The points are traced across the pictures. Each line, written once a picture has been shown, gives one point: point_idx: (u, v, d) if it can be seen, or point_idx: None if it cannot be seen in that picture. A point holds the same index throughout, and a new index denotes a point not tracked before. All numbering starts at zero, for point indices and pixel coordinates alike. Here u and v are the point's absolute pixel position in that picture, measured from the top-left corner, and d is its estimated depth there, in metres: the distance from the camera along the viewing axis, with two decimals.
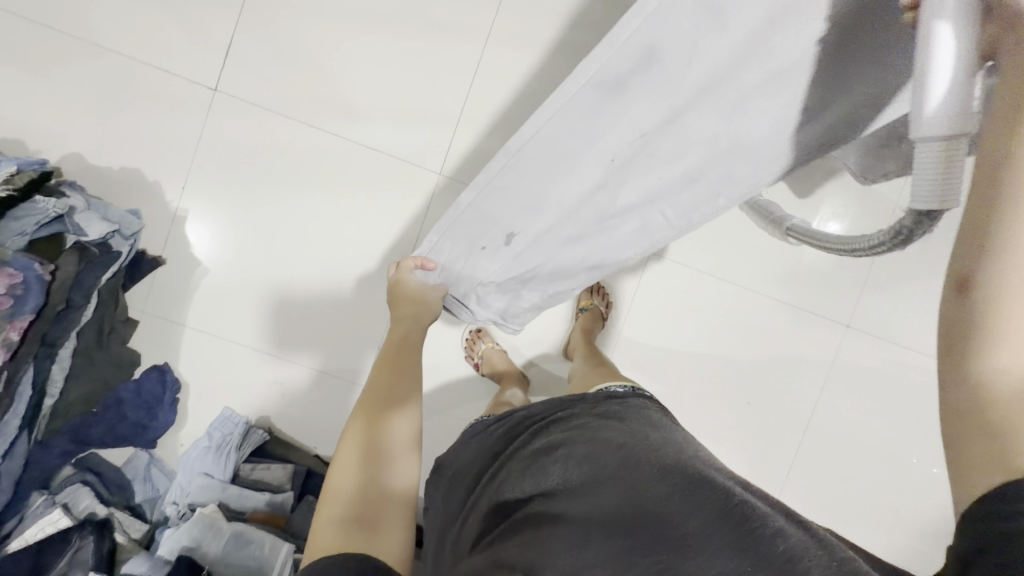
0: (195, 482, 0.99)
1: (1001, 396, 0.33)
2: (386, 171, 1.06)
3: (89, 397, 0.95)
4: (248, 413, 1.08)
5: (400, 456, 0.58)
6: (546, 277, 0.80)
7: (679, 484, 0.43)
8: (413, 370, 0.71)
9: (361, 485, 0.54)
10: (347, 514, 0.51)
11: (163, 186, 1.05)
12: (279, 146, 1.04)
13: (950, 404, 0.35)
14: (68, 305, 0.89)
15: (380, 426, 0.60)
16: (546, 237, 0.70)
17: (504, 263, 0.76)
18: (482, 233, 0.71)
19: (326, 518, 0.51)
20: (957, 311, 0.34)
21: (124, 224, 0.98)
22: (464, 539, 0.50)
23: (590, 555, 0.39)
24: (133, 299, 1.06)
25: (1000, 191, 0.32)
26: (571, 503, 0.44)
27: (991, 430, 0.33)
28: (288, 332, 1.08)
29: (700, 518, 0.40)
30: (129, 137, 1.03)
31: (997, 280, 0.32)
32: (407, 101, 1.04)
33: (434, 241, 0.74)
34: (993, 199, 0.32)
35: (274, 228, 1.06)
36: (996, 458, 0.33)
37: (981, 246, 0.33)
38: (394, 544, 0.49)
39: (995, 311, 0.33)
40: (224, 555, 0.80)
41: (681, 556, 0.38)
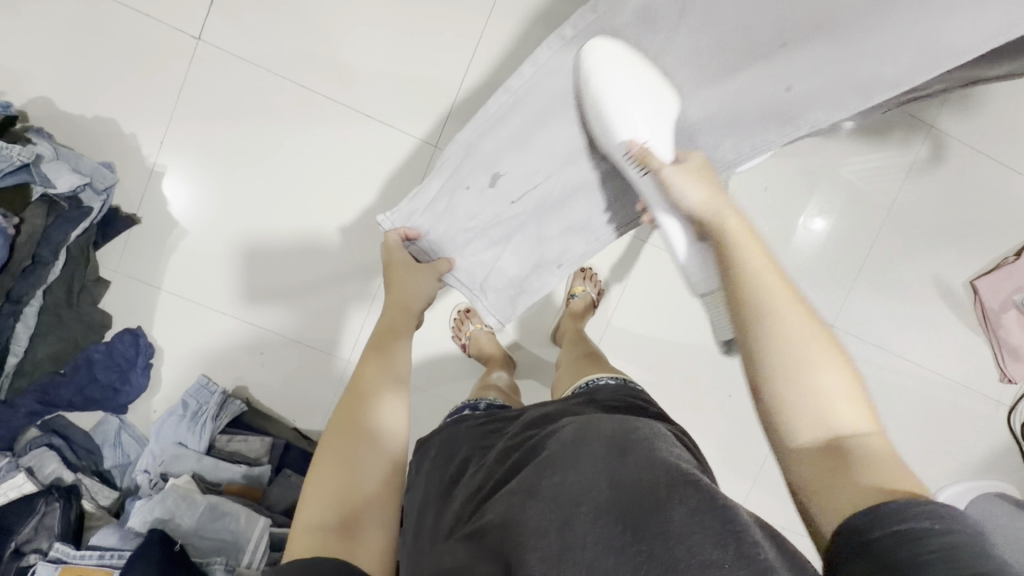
0: (168, 451, 0.96)
1: (812, 458, 0.39)
2: (379, 139, 1.01)
3: (56, 357, 0.90)
4: (225, 381, 1.05)
5: (386, 452, 0.53)
6: (524, 241, 0.83)
7: (667, 478, 0.41)
8: (404, 347, 0.65)
9: (345, 480, 0.50)
10: (324, 520, 0.47)
11: (140, 139, 0.98)
12: (267, 105, 0.99)
13: (800, 476, 0.40)
14: (34, 261, 0.85)
15: (361, 417, 0.55)
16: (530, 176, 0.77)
17: (486, 209, 0.79)
18: (469, 169, 0.76)
19: (302, 524, 0.47)
20: (762, 414, 0.42)
21: (97, 177, 0.92)
22: (445, 521, 0.50)
23: (576, 547, 0.39)
24: (105, 257, 1.01)
25: (754, 343, 0.42)
26: (553, 491, 0.44)
27: (843, 467, 0.38)
28: (267, 299, 1.04)
29: (686, 511, 0.39)
30: (104, 84, 0.96)
31: (775, 394, 0.41)
32: (406, 67, 0.99)
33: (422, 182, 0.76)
34: (747, 323, 0.43)
35: (257, 191, 1.01)
36: (850, 491, 0.37)
37: (755, 372, 0.42)
38: (375, 554, 0.46)
39: (782, 406, 0.41)
40: (197, 527, 0.79)
41: (664, 551, 0.37)
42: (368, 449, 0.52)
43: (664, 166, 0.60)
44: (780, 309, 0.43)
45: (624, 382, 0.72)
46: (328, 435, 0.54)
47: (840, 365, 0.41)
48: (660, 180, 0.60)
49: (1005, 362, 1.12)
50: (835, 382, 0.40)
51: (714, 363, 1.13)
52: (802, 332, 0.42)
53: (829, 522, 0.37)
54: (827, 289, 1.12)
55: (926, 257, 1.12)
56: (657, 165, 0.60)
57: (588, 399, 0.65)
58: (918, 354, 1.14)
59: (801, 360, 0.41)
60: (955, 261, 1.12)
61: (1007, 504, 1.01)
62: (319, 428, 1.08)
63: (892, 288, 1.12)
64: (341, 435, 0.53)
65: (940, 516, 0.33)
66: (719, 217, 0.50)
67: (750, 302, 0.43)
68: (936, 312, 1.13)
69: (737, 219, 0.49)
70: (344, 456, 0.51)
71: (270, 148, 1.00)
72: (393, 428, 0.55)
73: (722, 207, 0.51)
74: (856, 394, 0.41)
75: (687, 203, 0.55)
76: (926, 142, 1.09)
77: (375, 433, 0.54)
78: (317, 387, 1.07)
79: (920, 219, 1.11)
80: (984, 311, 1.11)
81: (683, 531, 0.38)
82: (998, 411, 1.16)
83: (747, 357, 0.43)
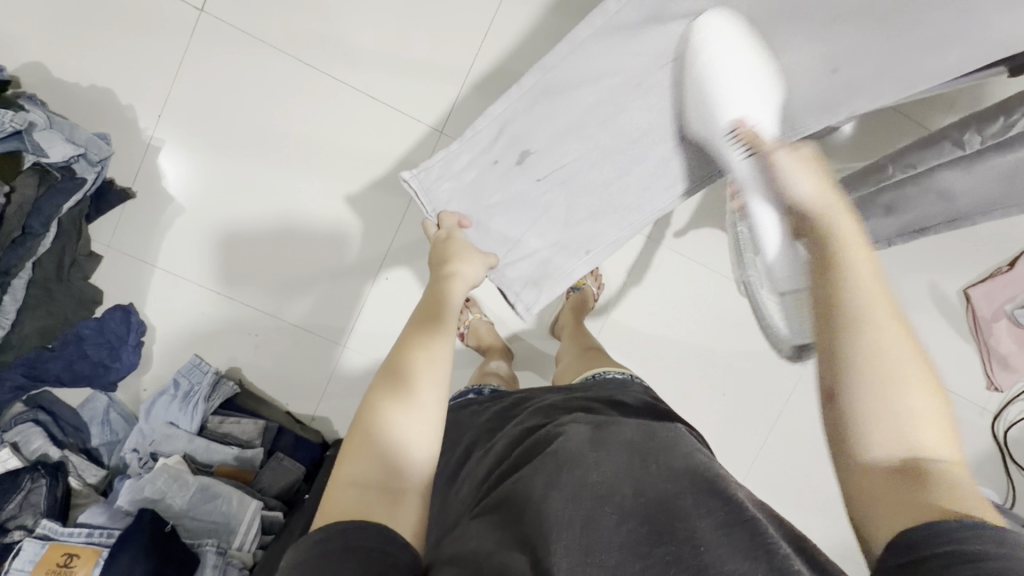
0: (159, 431, 0.95)
1: (882, 470, 0.37)
2: (383, 123, 0.99)
3: (44, 332, 0.87)
4: (219, 362, 1.04)
5: (429, 417, 0.49)
6: (551, 224, 0.79)
7: (690, 485, 0.44)
8: (445, 314, 0.61)
9: (390, 437, 0.47)
10: (365, 478, 0.45)
11: (136, 111, 0.96)
12: (269, 82, 0.96)
13: (853, 482, 0.38)
14: (25, 233, 0.82)
15: (405, 378, 0.51)
16: (559, 156, 0.72)
17: (515, 185, 0.75)
18: (496, 144, 0.71)
19: (342, 479, 0.45)
20: (828, 415, 0.40)
21: (91, 148, 0.89)
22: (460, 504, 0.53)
23: (600, 538, 0.40)
24: (98, 231, 0.99)
25: (836, 337, 0.41)
26: (574, 480, 0.45)
27: (918, 484, 0.36)
28: (261, 279, 1.02)
29: (712, 518, 0.41)
30: (101, 52, 0.93)
31: (856, 398, 0.39)
32: (413, 49, 0.97)
33: (450, 151, 0.72)
34: (838, 311, 0.41)
35: (257, 168, 0.99)
36: (927, 506, 0.35)
37: (831, 356, 0.40)
38: (414, 519, 0.44)
39: (855, 415, 0.38)
40: (188, 508, 0.78)
41: (691, 550, 0.39)
42: (411, 410, 0.49)
43: (776, 149, 0.58)
44: (879, 323, 0.40)
45: (629, 376, 0.73)
46: (371, 392, 0.50)
47: (926, 385, 0.39)
48: (766, 161, 0.58)
49: (994, 371, 1.14)
50: (922, 405, 0.38)
51: (710, 362, 1.13)
52: (901, 356, 0.39)
53: (881, 530, 0.36)
54: None
55: (922, 264, 1.13)
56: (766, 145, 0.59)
57: (596, 388, 0.68)
58: None
59: (902, 372, 0.38)
60: (950, 269, 1.13)
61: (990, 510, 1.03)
62: (312, 413, 1.07)
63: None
64: (386, 388, 0.50)
65: (1005, 542, 0.31)
66: (811, 206, 0.49)
67: (844, 304, 0.41)
68: (929, 319, 1.15)
69: (843, 220, 0.47)
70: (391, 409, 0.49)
71: (271, 127, 0.98)
72: (435, 392, 0.51)
73: (837, 202, 0.49)
74: (943, 418, 0.38)
75: (799, 192, 0.52)
76: None
77: (418, 396, 0.50)
78: (311, 371, 1.06)
79: None
80: (977, 321, 1.12)
81: (711, 537, 0.39)
82: (984, 419, 1.18)
83: (825, 344, 0.41)
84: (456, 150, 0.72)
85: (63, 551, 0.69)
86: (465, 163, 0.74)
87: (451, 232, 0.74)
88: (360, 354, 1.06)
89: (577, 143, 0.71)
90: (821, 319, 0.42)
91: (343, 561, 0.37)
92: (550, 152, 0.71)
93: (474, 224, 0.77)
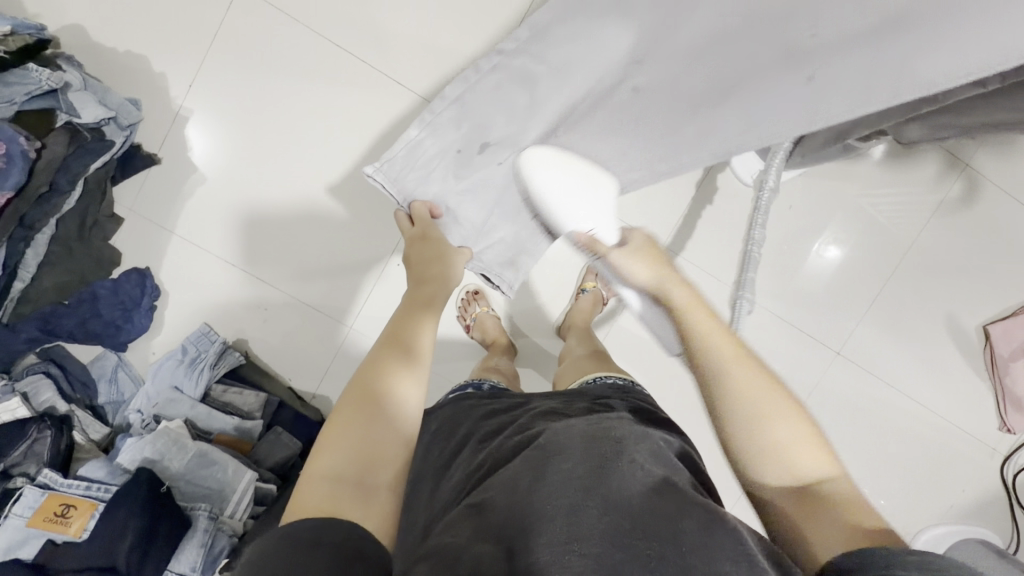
0: (164, 394, 0.97)
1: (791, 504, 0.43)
2: (407, 109, 1.00)
3: (62, 288, 0.89)
4: (227, 333, 1.05)
5: (405, 418, 0.50)
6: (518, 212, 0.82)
7: (672, 488, 0.44)
8: (433, 316, 0.62)
9: (368, 428, 0.48)
10: (340, 468, 0.45)
11: (168, 80, 0.97)
12: (298, 60, 0.97)
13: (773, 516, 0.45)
14: (51, 189, 0.84)
15: (389, 377, 0.52)
16: (523, 141, 0.75)
17: (476, 176, 0.77)
18: (460, 136, 0.76)
19: (318, 470, 0.45)
20: (739, 476, 0.47)
21: (122, 113, 0.91)
22: (447, 496, 0.53)
23: (582, 531, 0.40)
24: (121, 194, 1.01)
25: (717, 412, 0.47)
26: (556, 478, 0.46)
27: (823, 504, 0.43)
28: (273, 255, 1.04)
29: (695, 521, 0.41)
30: (138, 18, 0.95)
31: (744, 455, 0.45)
32: (442, 38, 0.97)
33: (417, 137, 0.76)
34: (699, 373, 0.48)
35: (278, 145, 1.00)
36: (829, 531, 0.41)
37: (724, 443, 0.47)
38: (385, 518, 0.44)
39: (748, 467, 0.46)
40: (185, 472, 0.79)
41: (677, 552, 0.39)
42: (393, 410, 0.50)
43: (609, 251, 0.60)
44: (736, 379, 0.46)
45: (631, 383, 0.73)
46: (355, 387, 0.51)
47: (791, 408, 0.46)
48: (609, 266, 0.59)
49: (1006, 412, 1.11)
50: (790, 434, 0.45)
51: None
52: (783, 412, 0.46)
53: (825, 551, 0.41)
54: (838, 318, 1.11)
55: (940, 297, 1.10)
56: (603, 250, 0.60)
57: (595, 391, 0.69)
58: (920, 392, 1.13)
59: (762, 415, 0.45)
60: (970, 304, 1.11)
61: (991, 551, 1.00)
62: (314, 390, 1.08)
63: (903, 322, 1.11)
64: (369, 379, 0.51)
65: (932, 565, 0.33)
66: (659, 292, 0.53)
67: (710, 380, 0.47)
68: (944, 352, 1.12)
69: (683, 294, 0.52)
70: (372, 400, 0.49)
71: (297, 104, 0.99)
72: (416, 395, 0.52)
73: (668, 277, 0.54)
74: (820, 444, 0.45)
75: (633, 281, 0.56)
76: (959, 180, 1.07)
77: (398, 397, 0.51)
78: (316, 351, 1.07)
79: (941, 259, 1.09)
80: (994, 358, 1.10)
81: (698, 543, 0.39)
82: (993, 459, 1.15)
83: (707, 403, 0.48)
84: (422, 136, 0.76)
85: (61, 501, 0.71)
86: (431, 152, 0.77)
87: (424, 228, 0.75)
88: (365, 336, 1.06)
89: (538, 128, 0.74)
90: (699, 381, 0.48)
91: (320, 557, 0.36)
92: (512, 140, 0.75)
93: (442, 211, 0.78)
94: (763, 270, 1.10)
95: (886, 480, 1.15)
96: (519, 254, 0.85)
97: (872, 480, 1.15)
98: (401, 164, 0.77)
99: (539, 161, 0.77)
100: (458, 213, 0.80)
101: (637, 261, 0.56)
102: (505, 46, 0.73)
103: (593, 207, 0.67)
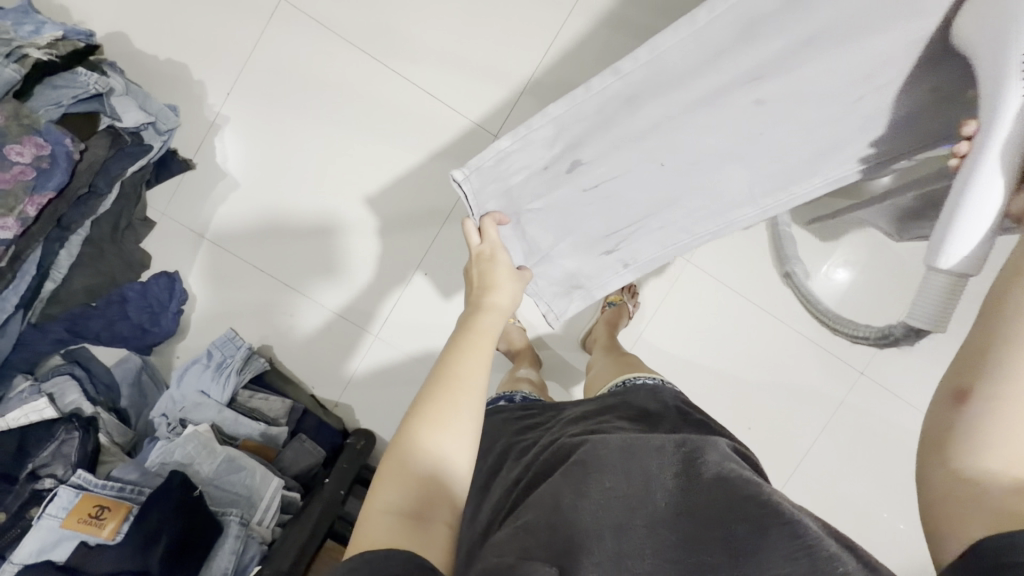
0: (190, 399, 0.96)
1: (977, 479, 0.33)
2: (439, 121, 1.01)
3: (91, 290, 0.89)
4: (251, 338, 1.05)
5: (458, 446, 0.49)
6: (584, 236, 0.78)
7: (717, 489, 0.43)
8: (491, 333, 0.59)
9: (426, 456, 0.47)
10: (401, 507, 0.46)
11: (206, 87, 0.99)
12: (334, 71, 0.99)
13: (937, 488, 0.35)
14: (90, 190, 0.84)
15: (442, 402, 0.50)
16: (611, 166, 0.67)
17: (553, 192, 0.71)
18: (551, 155, 0.66)
19: (379, 506, 0.45)
20: (937, 418, 0.36)
21: (160, 118, 0.92)
22: (492, 506, 0.53)
23: (630, 547, 0.41)
24: (155, 198, 1.02)
25: (1002, 329, 0.35)
26: (603, 493, 0.45)
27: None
28: (301, 262, 1.04)
29: (744, 524, 0.39)
30: (180, 28, 0.97)
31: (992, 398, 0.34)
32: (476, 53, 0.99)
33: (504, 149, 0.65)
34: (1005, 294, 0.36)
35: (311, 153, 1.01)
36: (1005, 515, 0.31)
37: (968, 364, 0.36)
38: (443, 549, 0.45)
39: (976, 418, 0.34)
40: (214, 477, 0.79)
41: (729, 563, 0.38)
42: (447, 438, 0.48)
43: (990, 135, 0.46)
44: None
45: (662, 383, 0.72)
46: (410, 414, 0.50)
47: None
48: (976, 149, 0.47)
49: None
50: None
51: (739, 396, 1.11)
52: None
53: (970, 532, 0.32)
54: None
55: None
56: (976, 149, 0.47)
57: (640, 391, 0.67)
58: None
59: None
60: None
61: None
62: (336, 399, 1.08)
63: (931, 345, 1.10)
64: (425, 401, 0.50)
65: None
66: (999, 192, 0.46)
67: (1016, 310, 0.35)
68: None
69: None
70: (431, 425, 0.48)
71: (331, 115, 1.00)
72: (470, 423, 0.50)
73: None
74: None
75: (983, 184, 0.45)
76: None
77: (454, 425, 0.49)
78: (340, 359, 1.06)
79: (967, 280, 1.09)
80: None
81: (751, 545, 0.38)
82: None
83: (984, 330, 0.36)
84: (511, 149, 0.65)
85: (96, 503, 0.70)
86: (517, 164, 0.67)
87: (495, 249, 0.70)
88: (389, 346, 1.06)
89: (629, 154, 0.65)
90: (972, 330, 0.37)
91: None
92: (603, 161, 0.66)
93: (512, 223, 0.73)
94: None
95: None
96: (574, 286, 0.84)
97: None
98: (485, 178, 0.67)
99: (624, 188, 0.70)
100: (525, 229, 0.75)
101: (1018, 157, 0.47)
102: (601, 65, 0.59)
103: (1002, 65, 0.44)
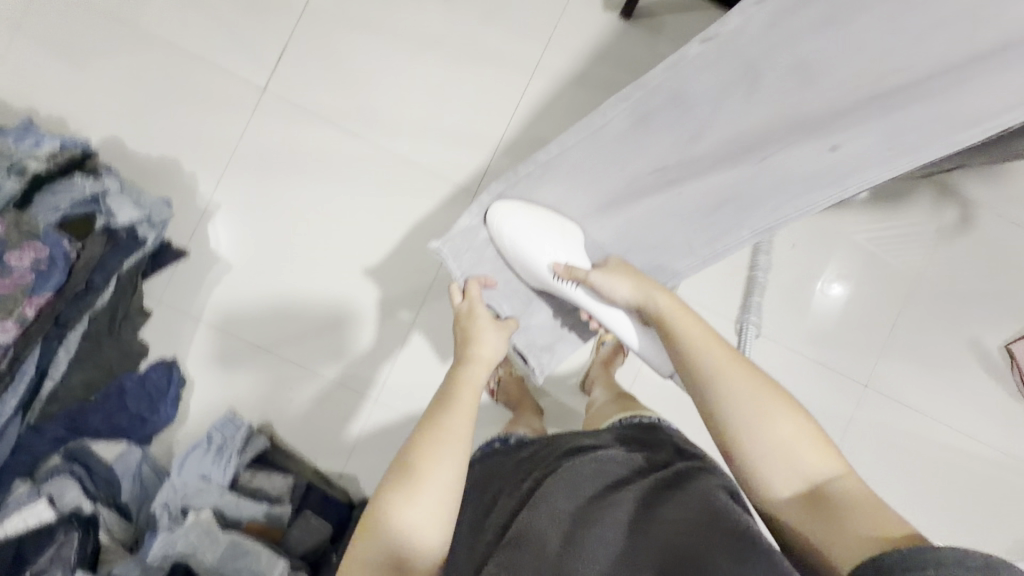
0: (192, 484, 0.94)
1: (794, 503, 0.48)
2: (421, 185, 1.06)
3: (89, 384, 0.91)
4: (251, 417, 1.05)
5: (437, 501, 0.49)
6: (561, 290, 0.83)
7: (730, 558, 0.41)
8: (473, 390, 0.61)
9: (411, 505, 0.49)
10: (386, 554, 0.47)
11: (197, 178, 1.04)
12: (318, 150, 1.05)
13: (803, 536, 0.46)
14: (87, 287, 0.87)
15: (428, 451, 0.52)
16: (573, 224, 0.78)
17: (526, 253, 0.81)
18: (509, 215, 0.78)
19: (364, 551, 0.47)
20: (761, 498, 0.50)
21: (154, 212, 0.97)
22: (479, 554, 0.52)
23: None
24: (150, 288, 1.04)
25: (719, 405, 0.52)
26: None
27: (826, 491, 0.47)
28: (297, 336, 1.05)
29: None
30: (171, 127, 1.04)
31: (749, 459, 0.50)
32: (450, 120, 1.06)
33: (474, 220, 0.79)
34: (706, 367, 0.55)
35: (301, 229, 1.05)
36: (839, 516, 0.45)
37: (727, 445, 0.51)
38: None
39: (757, 474, 0.50)
40: (218, 564, 0.78)
41: None
42: (427, 490, 0.49)
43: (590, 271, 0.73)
44: (728, 378, 0.53)
45: (659, 421, 0.71)
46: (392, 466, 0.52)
47: (781, 398, 0.51)
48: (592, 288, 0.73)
49: None
50: (788, 427, 0.49)
51: None
52: (764, 393, 0.51)
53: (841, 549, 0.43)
54: (859, 351, 1.11)
55: (959, 320, 1.11)
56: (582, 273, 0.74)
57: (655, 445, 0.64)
58: (960, 422, 1.11)
59: (759, 412, 0.50)
60: (991, 325, 1.11)
61: None
62: (340, 470, 1.05)
63: (930, 351, 1.11)
64: (415, 449, 0.52)
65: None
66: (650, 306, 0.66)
67: (705, 380, 0.54)
68: (976, 379, 1.11)
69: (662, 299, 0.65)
70: (421, 474, 0.50)
71: (316, 192, 1.05)
72: (454, 478, 0.51)
73: (649, 289, 0.67)
74: (819, 443, 0.49)
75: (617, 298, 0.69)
76: (953, 207, 1.11)
77: (434, 478, 0.50)
78: (340, 429, 1.05)
79: (951, 282, 1.11)
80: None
81: None
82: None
83: (712, 412, 0.53)
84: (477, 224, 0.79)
85: None
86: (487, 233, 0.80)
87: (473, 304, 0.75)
88: (390, 409, 1.05)
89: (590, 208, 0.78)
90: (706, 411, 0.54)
91: None
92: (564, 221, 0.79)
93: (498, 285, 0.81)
94: (778, 309, 1.11)
95: (949, 522, 1.09)
96: (561, 336, 0.85)
97: (925, 519, 1.09)
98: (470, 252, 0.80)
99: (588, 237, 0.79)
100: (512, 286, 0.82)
101: (616, 273, 0.71)
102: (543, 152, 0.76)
103: (559, 240, 0.76)
